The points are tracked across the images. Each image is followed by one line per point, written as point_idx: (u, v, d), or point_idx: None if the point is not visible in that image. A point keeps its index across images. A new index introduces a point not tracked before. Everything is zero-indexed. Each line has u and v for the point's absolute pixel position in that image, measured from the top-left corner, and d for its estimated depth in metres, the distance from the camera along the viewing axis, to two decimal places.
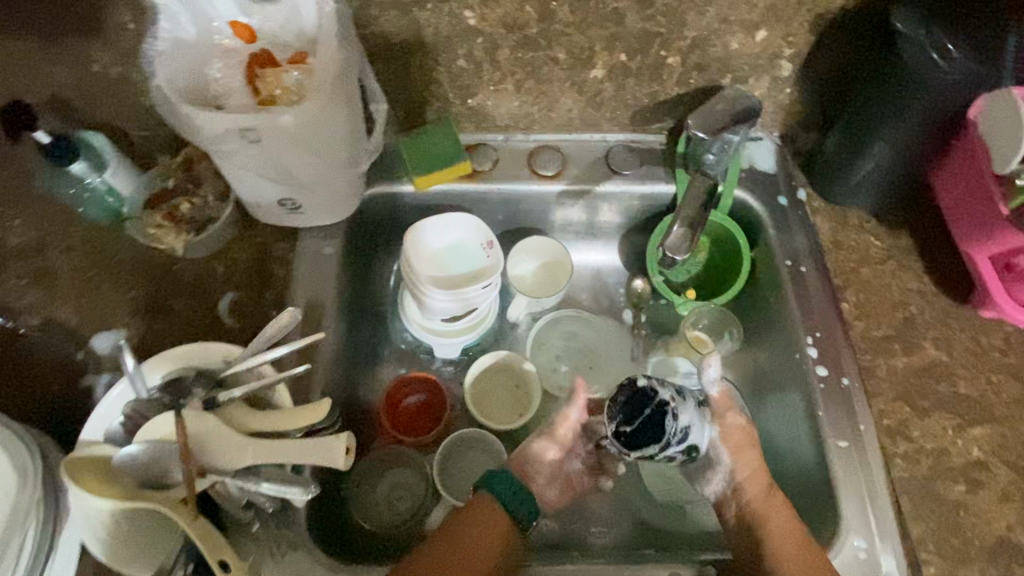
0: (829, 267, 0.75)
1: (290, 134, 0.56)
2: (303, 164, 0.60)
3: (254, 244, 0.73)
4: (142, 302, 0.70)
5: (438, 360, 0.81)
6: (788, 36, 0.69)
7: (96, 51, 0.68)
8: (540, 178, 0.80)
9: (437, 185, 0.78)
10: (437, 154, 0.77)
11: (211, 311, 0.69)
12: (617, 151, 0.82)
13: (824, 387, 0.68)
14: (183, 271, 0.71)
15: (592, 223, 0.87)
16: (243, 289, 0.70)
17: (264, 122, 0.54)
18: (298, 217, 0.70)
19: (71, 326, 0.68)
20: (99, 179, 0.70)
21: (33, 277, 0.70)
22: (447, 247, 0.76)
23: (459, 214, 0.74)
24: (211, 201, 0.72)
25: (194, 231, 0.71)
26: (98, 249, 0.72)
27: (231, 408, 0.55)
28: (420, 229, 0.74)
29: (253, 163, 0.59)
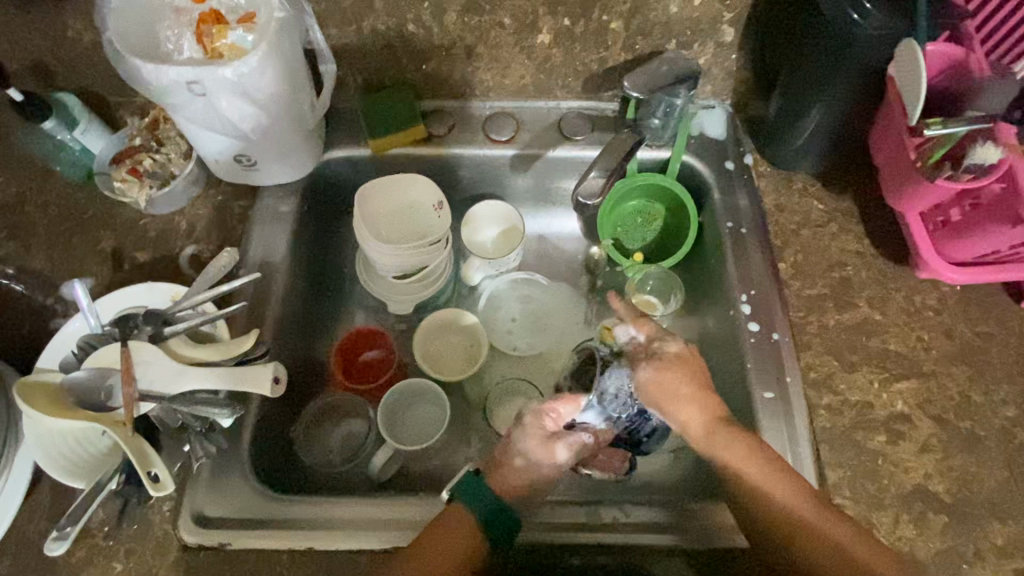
0: (769, 228, 0.76)
1: (234, 86, 0.60)
2: (250, 118, 0.64)
3: (216, 201, 0.77)
4: (109, 254, 0.74)
5: (393, 318, 0.84)
6: (726, 0, 0.71)
7: (68, 17, 0.72)
8: (493, 143, 0.83)
9: (394, 149, 0.82)
10: (393, 118, 0.80)
11: (173, 263, 0.74)
12: (570, 117, 0.84)
13: (756, 343, 0.70)
14: (149, 226, 0.76)
15: (550, 189, 0.88)
16: (203, 242, 0.75)
17: (206, 74, 0.58)
18: (255, 174, 0.74)
19: (43, 274, 0.73)
20: (71, 136, 0.75)
21: (9, 230, 0.75)
22: (401, 208, 0.79)
23: (409, 175, 0.77)
24: (173, 159, 0.76)
25: (157, 185, 0.75)
26: (70, 205, 0.77)
27: (175, 341, 0.59)
28: (371, 190, 0.77)
29: (203, 115, 0.63)
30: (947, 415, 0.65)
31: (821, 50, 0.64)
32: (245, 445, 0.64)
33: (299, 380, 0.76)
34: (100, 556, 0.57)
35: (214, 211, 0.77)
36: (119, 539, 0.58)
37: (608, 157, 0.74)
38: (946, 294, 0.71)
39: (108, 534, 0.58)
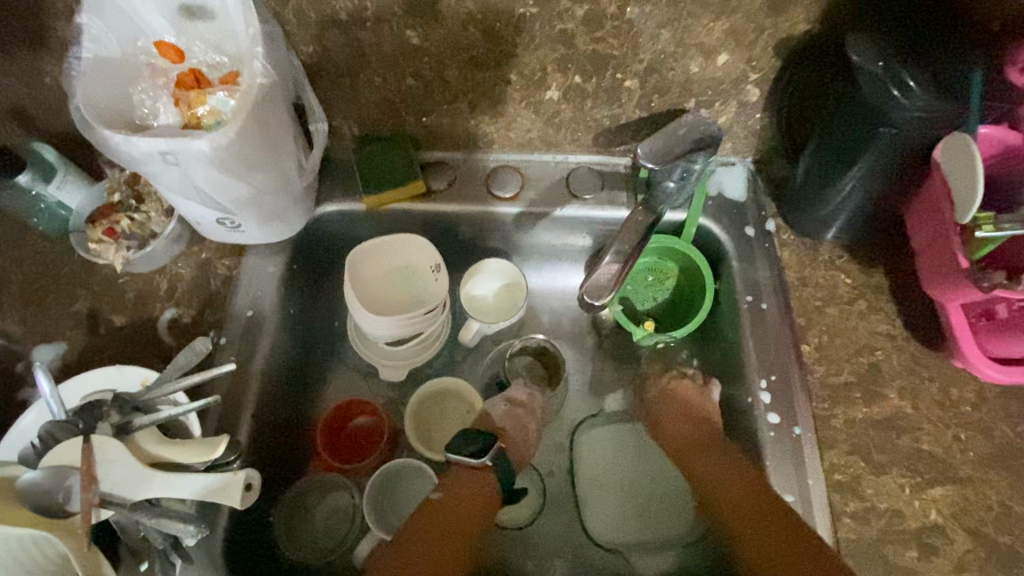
0: (791, 305, 0.70)
1: (212, 158, 0.55)
2: (231, 186, 0.59)
3: (199, 259, 0.73)
4: (84, 316, 0.70)
5: (385, 383, 0.79)
6: (751, 61, 0.65)
7: (45, 64, 0.68)
8: (496, 200, 0.77)
9: (390, 204, 0.76)
10: (390, 172, 0.75)
11: (150, 328, 0.69)
12: (580, 173, 0.78)
13: (774, 435, 0.65)
14: (127, 286, 0.71)
15: (555, 247, 0.83)
16: (184, 306, 0.70)
17: (181, 147, 0.53)
18: (238, 236, 0.70)
19: (14, 337, 0.68)
20: (46, 190, 0.70)
21: None
22: (396, 269, 0.74)
23: (405, 237, 0.72)
24: (154, 217, 0.72)
25: (135, 246, 0.70)
26: (46, 260, 0.72)
27: (141, 434, 0.54)
28: (362, 251, 0.71)
29: (178, 184, 0.58)
30: (985, 528, 0.59)
31: (856, 122, 0.59)
32: (218, 541, 0.59)
33: (282, 454, 0.71)
34: None
35: (196, 270, 0.72)
36: None
37: (627, 234, 0.67)
38: (986, 388, 0.65)
39: None
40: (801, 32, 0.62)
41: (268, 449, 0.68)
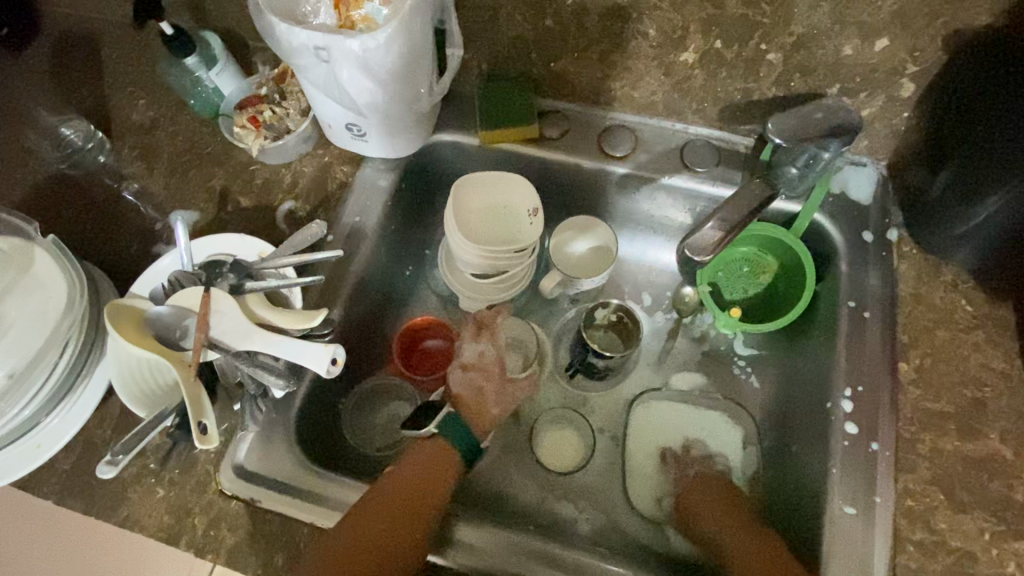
0: (897, 320, 0.66)
1: (359, 59, 0.59)
2: (365, 90, 0.63)
3: (321, 161, 0.78)
4: (216, 192, 0.77)
5: (462, 312, 0.82)
6: (914, 51, 0.61)
7: None
8: (606, 157, 0.76)
9: (502, 144, 0.78)
10: (508, 111, 0.76)
11: (269, 214, 0.76)
12: (696, 144, 0.76)
13: (848, 447, 0.62)
14: (257, 173, 0.78)
15: (654, 217, 0.82)
16: (301, 201, 0.76)
17: (335, 43, 0.57)
18: (360, 144, 0.75)
19: (158, 198, 0.78)
20: (206, 75, 0.77)
21: (140, 151, 0.81)
22: (495, 206, 0.76)
23: (509, 174, 0.74)
24: (292, 114, 0.78)
25: (271, 137, 0.77)
26: (194, 138, 0.81)
27: (252, 296, 0.60)
28: (469, 181, 0.74)
29: (322, 80, 0.63)
30: None
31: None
32: (294, 411, 0.65)
33: (358, 355, 0.76)
34: (147, 477, 0.61)
35: (317, 171, 0.78)
36: (165, 474, 0.61)
37: (737, 208, 0.64)
38: None
39: (148, 465, 0.61)
40: (982, 25, 0.58)
41: (348, 343, 0.74)
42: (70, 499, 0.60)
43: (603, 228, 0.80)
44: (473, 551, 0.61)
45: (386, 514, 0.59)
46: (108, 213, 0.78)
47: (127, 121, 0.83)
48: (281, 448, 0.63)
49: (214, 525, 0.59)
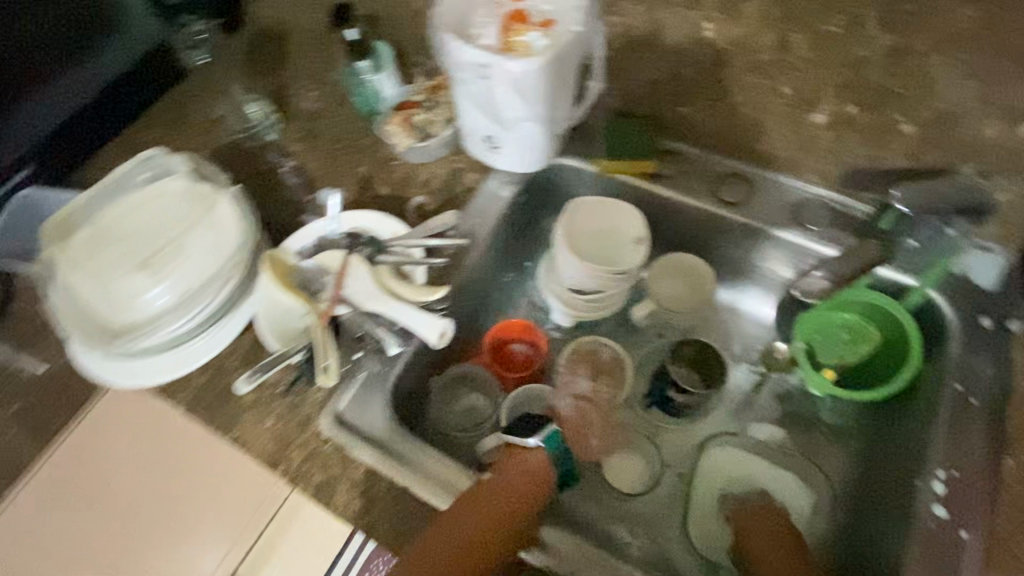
0: (1008, 412, 0.62)
1: (513, 78, 0.67)
2: (511, 106, 0.71)
3: (453, 164, 0.87)
4: (360, 178, 0.88)
5: (552, 323, 0.87)
6: None
7: None
8: (717, 203, 0.78)
9: (618, 174, 0.82)
10: (629, 145, 0.81)
11: (402, 204, 0.85)
12: (812, 204, 0.76)
13: (932, 531, 0.59)
14: (396, 167, 0.88)
15: (755, 266, 0.83)
16: (430, 196, 0.85)
17: (496, 62, 0.65)
18: (492, 155, 0.83)
19: (312, 176, 0.90)
20: (372, 78, 0.89)
21: (305, 134, 0.94)
22: (604, 230, 0.80)
23: (622, 204, 0.79)
24: (438, 121, 0.87)
25: (417, 137, 0.86)
26: (349, 129, 0.93)
27: (381, 268, 0.70)
28: (583, 204, 0.79)
29: (476, 93, 0.71)
30: None
31: None
32: (391, 381, 0.70)
33: (453, 343, 0.82)
34: (261, 407, 0.69)
35: (448, 173, 0.86)
36: (275, 407, 0.69)
37: (850, 259, 0.68)
38: None
39: (263, 396, 0.69)
40: None
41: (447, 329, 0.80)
42: (197, 411, 0.70)
43: (700, 265, 0.82)
44: (550, 550, 0.63)
45: (484, 529, 0.60)
46: (268, 181, 0.90)
47: (299, 108, 0.97)
48: (376, 408, 0.68)
49: (310, 460, 0.66)
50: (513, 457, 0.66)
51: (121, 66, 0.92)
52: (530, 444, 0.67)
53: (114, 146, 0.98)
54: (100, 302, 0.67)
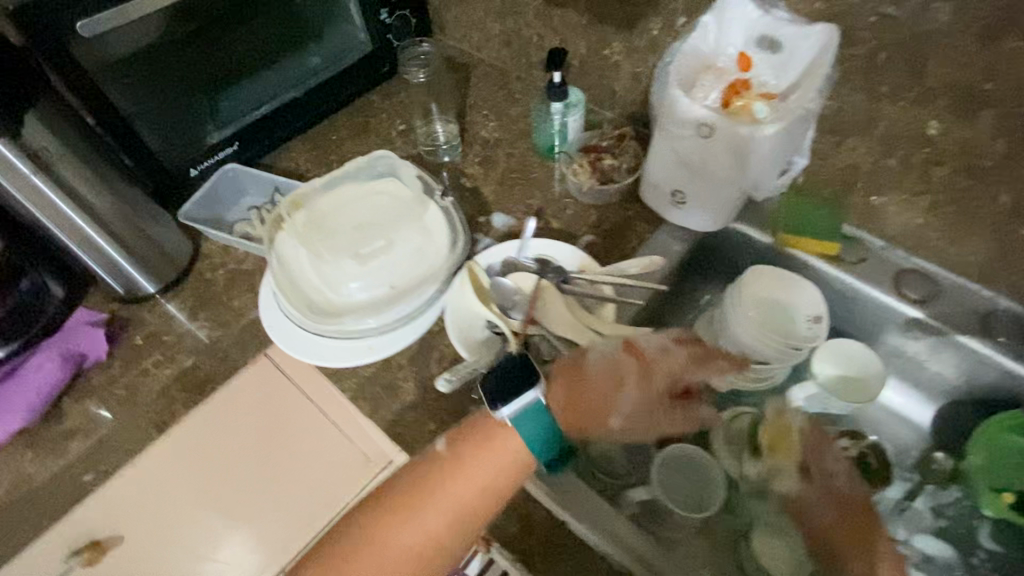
0: None
1: (736, 141, 0.69)
2: (719, 167, 0.73)
3: (625, 211, 0.89)
4: (533, 209, 0.92)
5: None
6: None
7: (614, 41, 0.92)
8: (900, 297, 0.79)
9: (797, 250, 0.84)
10: (815, 226, 0.83)
11: (573, 241, 0.88)
12: (1001, 315, 0.76)
13: None
14: (569, 205, 0.91)
15: (922, 367, 0.82)
16: (600, 238, 0.88)
17: (725, 124, 0.68)
18: (672, 211, 0.84)
19: (487, 200, 0.94)
20: (561, 119, 0.93)
21: (484, 160, 1.00)
22: (777, 301, 0.79)
23: (802, 279, 0.79)
24: (622, 168, 0.87)
25: (602, 180, 0.88)
26: (527, 163, 0.98)
27: (570, 299, 0.73)
28: (761, 271, 0.80)
29: (687, 150, 0.74)
30: None
31: None
32: None
33: None
34: (423, 408, 0.70)
35: (620, 219, 0.89)
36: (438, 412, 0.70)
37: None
38: None
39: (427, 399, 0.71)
40: None
41: None
42: (362, 400, 0.72)
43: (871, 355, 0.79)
44: None
45: (403, 503, 0.58)
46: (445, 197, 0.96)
47: (479, 137, 1.04)
48: None
49: None
50: (475, 427, 0.61)
51: (326, 58, 1.02)
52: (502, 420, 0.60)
53: (305, 141, 1.06)
54: (304, 271, 0.75)
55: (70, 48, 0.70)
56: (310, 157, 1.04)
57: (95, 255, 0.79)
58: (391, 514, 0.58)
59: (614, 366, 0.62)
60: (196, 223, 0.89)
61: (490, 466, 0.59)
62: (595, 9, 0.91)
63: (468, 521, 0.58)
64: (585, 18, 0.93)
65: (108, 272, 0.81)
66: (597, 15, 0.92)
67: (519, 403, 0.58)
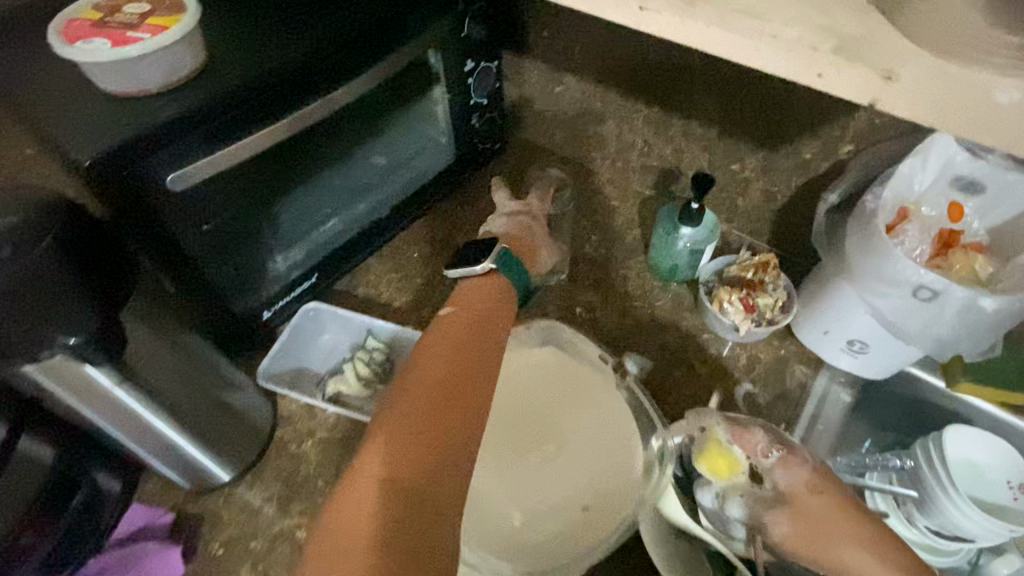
0: None
1: (967, 311, 0.59)
2: (931, 333, 0.63)
3: (777, 351, 0.79)
4: (670, 348, 0.80)
5: None
6: None
7: (747, 156, 0.82)
8: None
9: (976, 398, 0.75)
10: (1000, 372, 0.73)
11: (725, 389, 0.77)
12: None
13: None
14: (711, 343, 0.80)
15: None
16: (757, 385, 0.76)
17: (959, 292, 0.58)
18: (842, 358, 0.74)
19: (613, 335, 0.82)
20: (692, 244, 0.82)
21: (597, 282, 0.88)
22: (973, 464, 0.70)
23: (997, 439, 0.71)
24: (780, 308, 0.77)
25: (757, 323, 0.77)
26: (647, 286, 0.87)
27: None
28: (954, 430, 0.71)
29: (892, 309, 0.63)
30: None
31: None
32: None
33: None
34: None
35: (774, 361, 0.78)
36: None
37: None
38: None
39: None
40: None
41: None
42: None
43: None
44: None
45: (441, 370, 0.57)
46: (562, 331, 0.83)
47: (584, 252, 0.92)
48: None
49: None
50: (461, 291, 0.70)
51: (394, 156, 0.89)
52: (488, 270, 0.72)
53: (382, 259, 0.91)
54: None
55: (152, 205, 0.57)
56: (392, 280, 0.89)
57: (166, 451, 0.63)
58: (432, 402, 0.54)
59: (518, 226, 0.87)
60: (277, 385, 0.75)
61: (477, 298, 0.67)
62: (727, 122, 0.81)
63: (463, 377, 0.57)
64: (713, 130, 0.83)
65: (177, 465, 0.65)
66: (728, 129, 0.82)
67: (469, 271, 0.72)
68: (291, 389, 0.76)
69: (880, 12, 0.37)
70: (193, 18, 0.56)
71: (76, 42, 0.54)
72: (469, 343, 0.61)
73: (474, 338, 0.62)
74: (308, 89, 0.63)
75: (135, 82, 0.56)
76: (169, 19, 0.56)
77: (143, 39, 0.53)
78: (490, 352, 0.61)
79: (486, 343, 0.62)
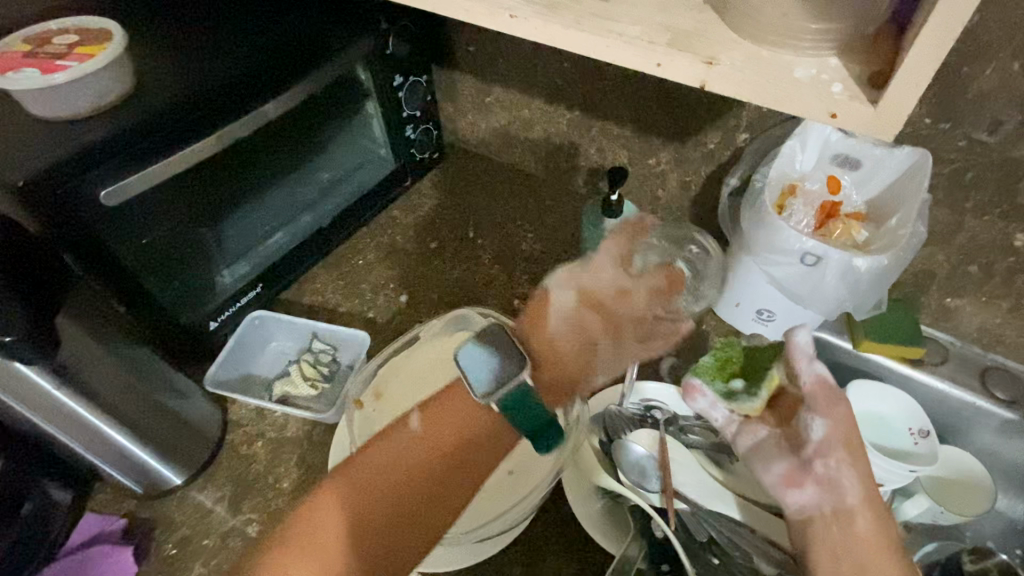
0: None
1: (847, 271, 0.66)
2: (822, 295, 0.69)
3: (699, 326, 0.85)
4: None
5: None
6: None
7: (662, 150, 0.88)
8: (986, 396, 0.79)
9: (878, 354, 0.82)
10: (895, 330, 0.81)
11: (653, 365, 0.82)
12: None
13: None
14: None
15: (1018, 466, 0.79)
16: (682, 358, 0.82)
17: (836, 255, 0.65)
18: (755, 328, 0.81)
19: None
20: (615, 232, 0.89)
21: (533, 276, 0.94)
22: (872, 415, 0.77)
23: (896, 391, 0.77)
24: None
25: None
26: None
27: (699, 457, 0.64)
28: (855, 385, 0.78)
29: (787, 276, 0.70)
30: None
31: None
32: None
33: None
34: None
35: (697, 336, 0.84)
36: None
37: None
38: None
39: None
40: None
41: None
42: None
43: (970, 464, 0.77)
44: None
45: (387, 497, 0.52)
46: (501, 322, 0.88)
47: (521, 249, 0.98)
48: None
49: None
50: (441, 400, 0.57)
51: (337, 171, 0.94)
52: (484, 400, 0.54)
53: (328, 267, 0.95)
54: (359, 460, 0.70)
55: (94, 228, 0.61)
56: (338, 287, 0.94)
57: (115, 458, 0.66)
58: (352, 537, 0.51)
59: (579, 327, 0.59)
60: (226, 390, 0.78)
61: (448, 427, 0.55)
62: (640, 119, 0.87)
63: (403, 511, 0.52)
64: (628, 128, 0.89)
65: (126, 473, 0.68)
66: (641, 126, 0.88)
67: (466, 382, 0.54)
68: (240, 394, 0.79)
69: (711, 11, 0.44)
70: (119, 45, 0.60)
71: (6, 72, 0.58)
72: (441, 460, 0.54)
73: (454, 453, 0.55)
74: (237, 108, 0.68)
75: (67, 108, 0.59)
76: (97, 46, 0.60)
77: (71, 66, 0.58)
78: (459, 482, 0.55)
79: (456, 474, 0.54)
